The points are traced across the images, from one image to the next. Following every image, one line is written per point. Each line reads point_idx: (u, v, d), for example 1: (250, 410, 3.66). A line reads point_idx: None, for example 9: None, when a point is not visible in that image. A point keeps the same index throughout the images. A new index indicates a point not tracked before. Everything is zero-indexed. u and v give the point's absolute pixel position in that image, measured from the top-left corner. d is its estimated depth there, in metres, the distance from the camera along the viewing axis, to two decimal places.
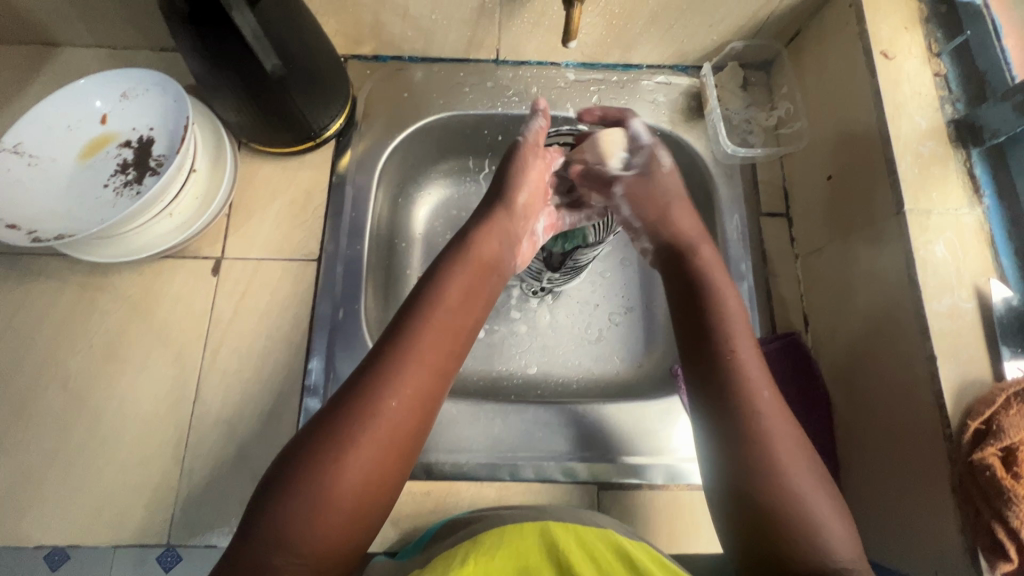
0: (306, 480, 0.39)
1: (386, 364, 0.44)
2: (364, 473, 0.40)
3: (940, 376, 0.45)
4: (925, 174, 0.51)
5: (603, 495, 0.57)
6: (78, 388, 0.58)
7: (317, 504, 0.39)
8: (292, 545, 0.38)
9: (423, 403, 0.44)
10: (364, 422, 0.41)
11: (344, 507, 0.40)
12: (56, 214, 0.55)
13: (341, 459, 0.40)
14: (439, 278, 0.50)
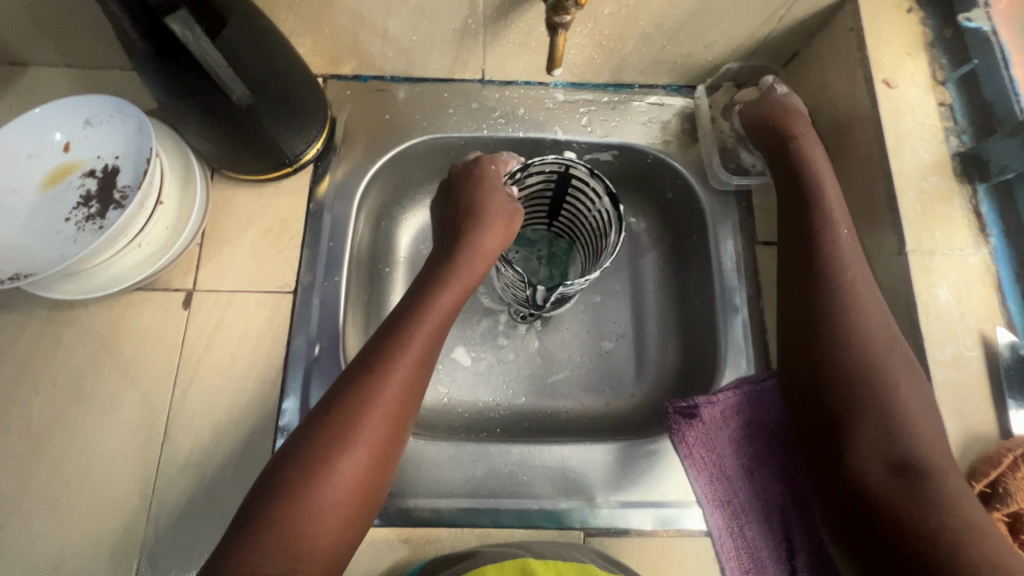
0: (295, 493, 0.41)
1: (366, 384, 0.46)
2: (347, 484, 0.43)
3: (943, 430, 0.43)
4: (929, 211, 0.48)
5: (589, 542, 0.55)
6: (40, 429, 0.55)
7: (302, 518, 0.41)
8: (287, 549, 0.40)
9: (396, 422, 0.47)
10: (348, 440, 0.44)
11: (328, 520, 0.42)
12: (13, 251, 0.52)
13: (326, 474, 0.42)
14: (425, 296, 0.52)
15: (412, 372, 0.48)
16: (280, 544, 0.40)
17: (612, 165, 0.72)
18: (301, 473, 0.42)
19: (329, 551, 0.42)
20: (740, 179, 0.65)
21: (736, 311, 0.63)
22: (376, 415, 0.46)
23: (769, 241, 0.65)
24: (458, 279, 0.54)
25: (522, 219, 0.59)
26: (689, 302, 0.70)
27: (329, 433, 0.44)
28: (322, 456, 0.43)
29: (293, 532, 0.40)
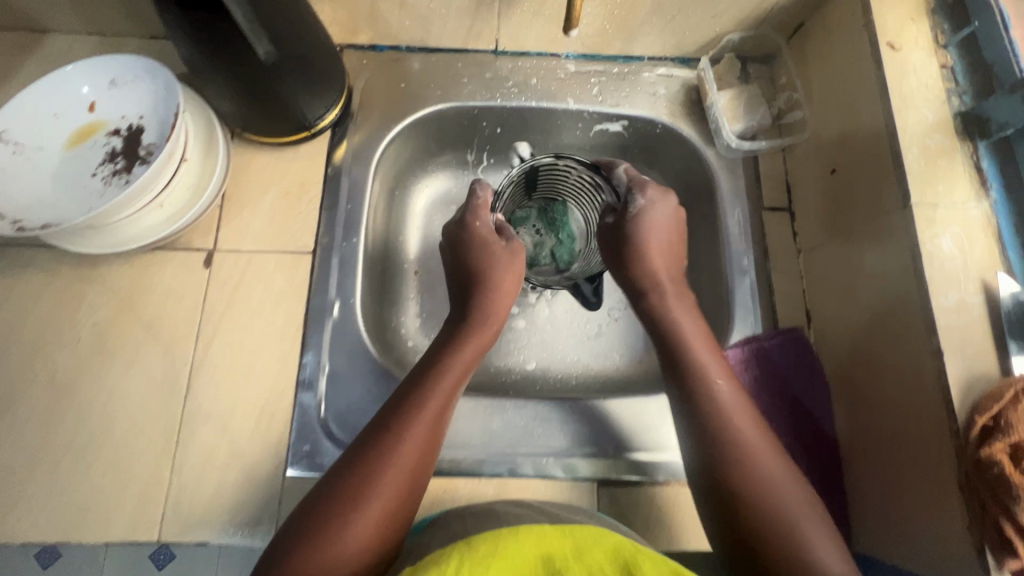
0: (317, 542, 0.39)
1: (392, 424, 0.45)
2: (370, 531, 0.40)
3: (947, 371, 0.45)
4: (932, 166, 0.50)
5: (603, 493, 0.56)
6: (64, 382, 0.56)
7: (324, 567, 0.38)
8: None
9: (424, 462, 0.45)
10: (374, 482, 0.42)
11: (351, 571, 0.39)
12: (41, 204, 0.53)
13: (350, 518, 0.40)
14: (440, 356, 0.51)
15: (438, 411, 0.47)
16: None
17: (621, 135, 0.73)
18: (321, 521, 0.40)
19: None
20: (750, 143, 0.66)
21: (744, 273, 0.64)
22: (405, 456, 0.43)
23: (776, 207, 0.67)
24: (479, 321, 0.54)
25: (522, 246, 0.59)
26: (697, 269, 0.71)
27: (353, 479, 0.42)
28: (345, 501, 0.41)
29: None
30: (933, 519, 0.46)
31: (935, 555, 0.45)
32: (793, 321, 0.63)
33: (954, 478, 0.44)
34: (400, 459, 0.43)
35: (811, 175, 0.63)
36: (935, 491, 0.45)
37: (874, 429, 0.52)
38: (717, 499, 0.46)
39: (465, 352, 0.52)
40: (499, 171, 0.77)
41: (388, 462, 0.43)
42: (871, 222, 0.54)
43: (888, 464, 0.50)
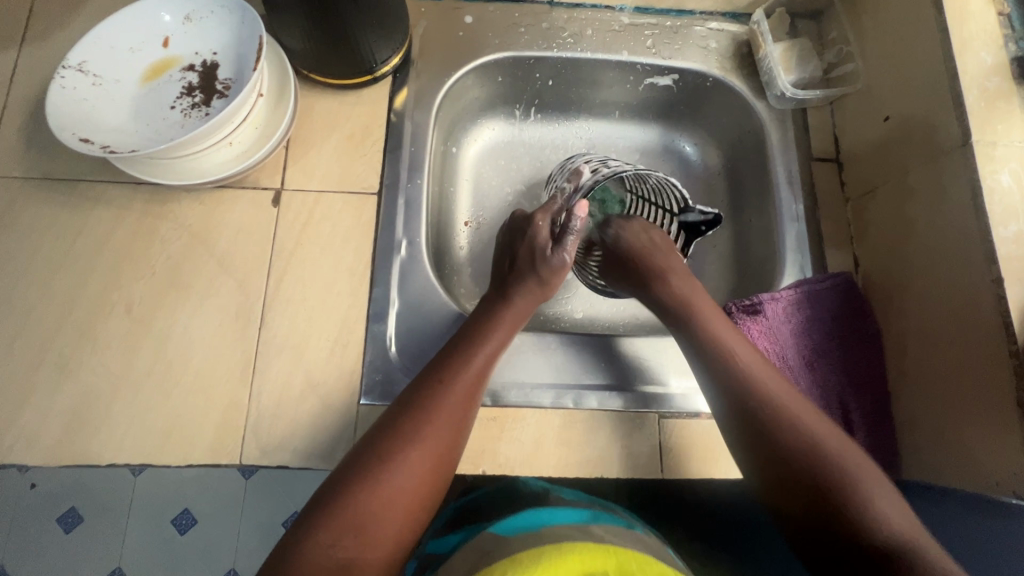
0: (355, 490, 0.42)
1: (428, 391, 0.48)
2: (408, 487, 0.43)
3: (1007, 296, 0.47)
4: (992, 107, 0.52)
5: (664, 423, 0.58)
6: (142, 313, 0.57)
7: (361, 513, 0.41)
8: (345, 543, 0.40)
9: (457, 428, 0.48)
10: (406, 440, 0.45)
11: (388, 520, 0.42)
12: (125, 135, 0.54)
13: (388, 475, 0.43)
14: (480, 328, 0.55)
15: (470, 382, 0.50)
16: (340, 536, 0.40)
17: (670, 90, 0.75)
18: (358, 473, 0.43)
19: (390, 554, 0.42)
20: (803, 93, 0.67)
21: (794, 220, 0.66)
22: (437, 420, 0.47)
23: (824, 158, 0.69)
24: (514, 307, 0.57)
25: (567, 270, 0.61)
26: (744, 220, 0.73)
27: (389, 436, 0.45)
28: (381, 455, 0.44)
29: (354, 527, 0.41)
30: (988, 436, 0.48)
31: (990, 467, 0.48)
32: (842, 266, 0.65)
33: (1011, 395, 0.47)
34: (432, 424, 0.46)
35: (861, 125, 0.65)
36: (992, 410, 0.48)
37: (925, 360, 0.55)
38: (790, 495, 0.45)
39: (499, 333, 0.55)
40: (547, 126, 0.79)
41: (419, 425, 0.46)
42: (927, 163, 0.56)
43: (939, 391, 0.53)
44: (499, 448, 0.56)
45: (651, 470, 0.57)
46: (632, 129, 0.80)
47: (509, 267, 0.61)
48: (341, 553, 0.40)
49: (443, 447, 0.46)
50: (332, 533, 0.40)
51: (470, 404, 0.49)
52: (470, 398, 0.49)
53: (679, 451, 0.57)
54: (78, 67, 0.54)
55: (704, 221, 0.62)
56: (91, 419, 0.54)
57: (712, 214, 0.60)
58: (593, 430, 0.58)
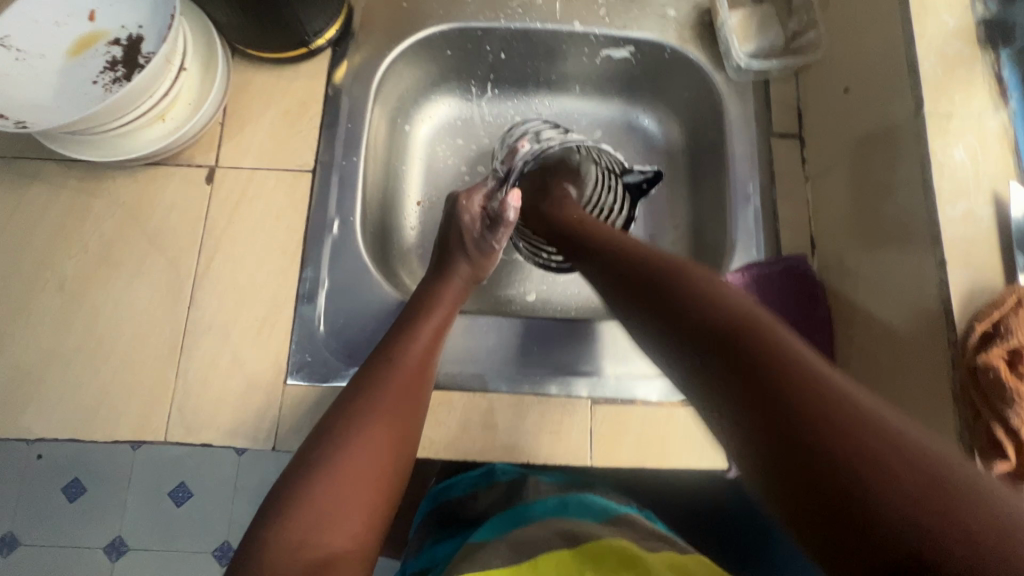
0: (316, 486, 0.40)
1: (378, 374, 0.47)
2: (368, 471, 0.42)
3: (949, 280, 0.44)
4: (950, 75, 0.48)
5: (597, 410, 0.56)
6: (74, 290, 0.58)
7: (325, 508, 0.40)
8: (312, 543, 0.38)
9: (409, 405, 0.47)
10: (360, 423, 0.44)
11: (351, 508, 0.40)
12: (46, 110, 0.53)
13: (346, 461, 0.42)
14: (420, 312, 0.54)
15: (419, 360, 0.50)
16: (305, 536, 0.38)
17: (628, 63, 0.71)
18: (316, 470, 0.41)
19: (362, 541, 0.40)
20: (759, 63, 0.64)
21: (748, 200, 0.63)
22: (391, 398, 0.46)
23: (785, 133, 0.65)
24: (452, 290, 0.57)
25: (496, 252, 0.62)
26: (702, 199, 0.70)
27: (341, 423, 0.44)
28: (338, 443, 0.42)
29: (321, 523, 0.39)
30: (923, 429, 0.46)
31: None
32: (797, 249, 0.61)
33: (948, 388, 0.43)
34: (387, 402, 0.46)
35: (823, 98, 0.61)
36: (929, 403, 0.45)
37: (870, 351, 0.52)
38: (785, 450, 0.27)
39: (444, 311, 0.55)
40: (503, 102, 0.77)
41: (375, 405, 0.45)
42: (882, 137, 0.52)
43: (882, 383, 0.50)
44: (425, 431, 0.55)
45: (580, 456, 0.55)
46: (592, 105, 0.77)
47: (448, 247, 0.61)
48: (309, 554, 0.38)
49: (400, 422, 0.46)
50: (295, 535, 0.38)
51: (423, 378, 0.49)
52: (421, 374, 0.50)
53: (610, 438, 0.56)
54: (0, 42, 0.54)
55: (645, 179, 0.62)
56: (23, 394, 0.55)
57: (653, 172, 0.62)
58: (523, 414, 0.56)
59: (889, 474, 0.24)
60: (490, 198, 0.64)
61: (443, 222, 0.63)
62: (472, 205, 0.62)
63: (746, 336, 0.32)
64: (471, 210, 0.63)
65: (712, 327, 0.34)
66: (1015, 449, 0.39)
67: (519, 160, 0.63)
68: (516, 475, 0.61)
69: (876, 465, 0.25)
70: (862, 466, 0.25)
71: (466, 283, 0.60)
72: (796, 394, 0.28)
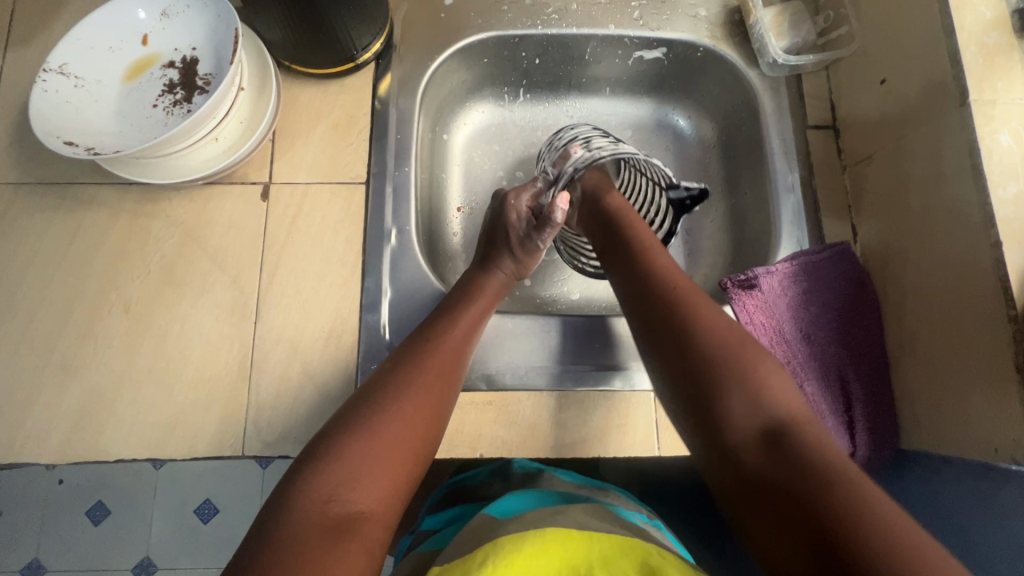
0: (350, 448, 0.43)
1: (417, 352, 0.50)
2: (396, 440, 0.44)
3: (1006, 260, 0.46)
4: (991, 63, 0.50)
5: (660, 402, 0.58)
6: (140, 312, 0.58)
7: (353, 467, 0.42)
8: (339, 499, 0.40)
9: (441, 385, 0.49)
10: (397, 395, 0.46)
11: (379, 471, 0.42)
12: (109, 135, 0.54)
13: (378, 427, 0.44)
14: (457, 301, 0.56)
15: (456, 341, 0.52)
16: (333, 491, 0.41)
17: (659, 63, 0.73)
18: (352, 433, 0.43)
19: (382, 507, 0.42)
20: (796, 59, 0.66)
21: (789, 191, 0.65)
22: (425, 376, 0.49)
23: (820, 125, 0.67)
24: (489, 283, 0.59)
25: (542, 252, 0.63)
26: (738, 193, 0.72)
27: (378, 393, 0.46)
28: (375, 409, 0.45)
29: (347, 480, 0.41)
30: (987, 405, 0.48)
31: (991, 434, 0.48)
32: (840, 237, 0.64)
33: (1010, 362, 0.46)
34: (422, 379, 0.48)
35: (857, 89, 0.63)
36: (992, 379, 0.47)
37: (923, 332, 0.54)
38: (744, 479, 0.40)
39: (482, 301, 0.57)
40: (535, 106, 0.78)
41: (410, 380, 0.48)
42: (923, 126, 0.54)
43: (939, 362, 0.52)
44: (497, 431, 0.57)
45: (647, 447, 0.57)
46: (622, 105, 0.78)
47: (493, 240, 0.62)
48: (335, 509, 0.40)
49: (433, 400, 0.48)
50: (325, 489, 0.40)
51: (457, 360, 0.51)
52: (455, 356, 0.52)
53: (675, 428, 0.57)
54: (58, 70, 0.54)
55: (690, 197, 0.63)
56: (97, 417, 0.56)
57: (696, 189, 0.62)
58: (590, 410, 0.58)
59: (894, 556, 0.32)
60: (537, 199, 0.64)
61: (488, 215, 0.65)
62: (518, 203, 0.63)
63: (780, 430, 0.41)
64: (518, 208, 0.63)
65: (746, 422, 0.42)
66: None
67: (569, 167, 0.63)
68: (533, 468, 0.54)
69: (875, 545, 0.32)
70: (857, 525, 0.33)
71: (508, 279, 0.61)
72: (815, 476, 0.37)
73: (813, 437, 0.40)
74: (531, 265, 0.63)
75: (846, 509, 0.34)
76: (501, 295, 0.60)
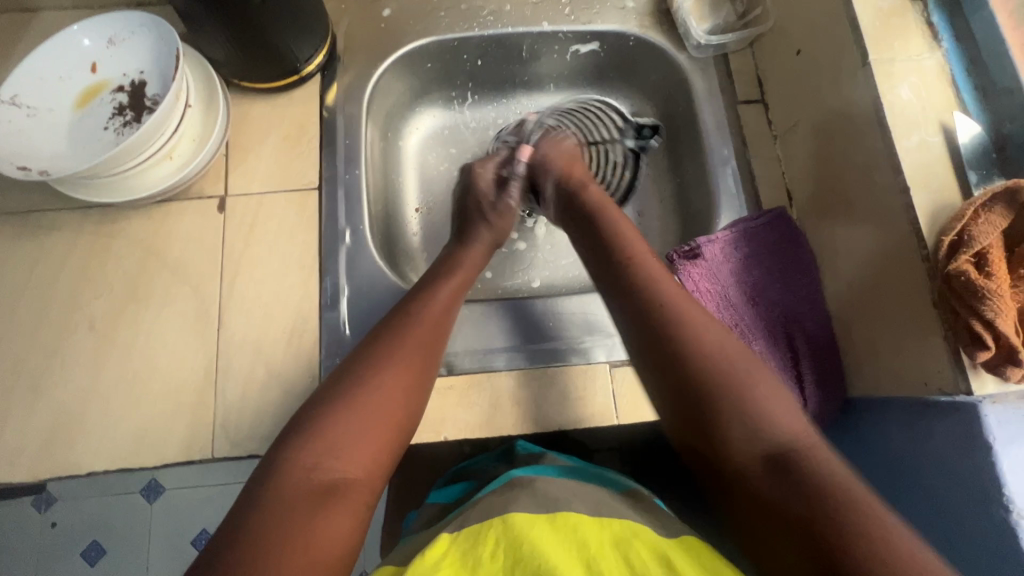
0: (332, 417, 0.44)
1: (399, 324, 0.51)
2: (381, 408, 0.46)
3: (914, 204, 0.49)
4: (886, 25, 0.54)
5: (616, 372, 0.61)
6: (105, 327, 0.60)
7: (337, 437, 0.43)
8: (325, 467, 0.42)
9: (424, 355, 0.50)
10: (377, 366, 0.47)
11: (363, 441, 0.44)
12: (62, 159, 0.56)
13: (362, 397, 0.45)
14: (436, 274, 0.57)
15: (440, 309, 0.53)
16: (318, 459, 0.42)
17: (596, 55, 0.77)
18: (335, 402, 0.45)
19: (368, 474, 0.43)
20: (718, 39, 0.69)
21: (725, 163, 0.68)
22: (408, 345, 0.50)
23: (749, 100, 0.70)
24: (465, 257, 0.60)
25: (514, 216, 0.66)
26: (681, 170, 0.75)
27: (361, 365, 0.47)
28: (356, 381, 0.46)
29: (332, 449, 0.43)
30: (913, 345, 0.50)
31: (918, 370, 0.50)
32: (777, 203, 0.67)
33: (927, 299, 0.48)
34: (404, 349, 0.49)
35: (779, 62, 0.67)
36: (915, 317, 0.50)
37: (859, 283, 0.56)
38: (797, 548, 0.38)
39: (461, 270, 0.58)
40: (483, 105, 0.81)
41: (394, 351, 0.49)
42: (835, 89, 0.58)
43: (870, 311, 0.55)
44: (459, 415, 0.59)
45: (607, 418, 0.59)
46: (567, 98, 0.82)
47: (464, 216, 0.65)
48: (320, 476, 0.42)
49: (415, 368, 0.49)
50: (309, 458, 0.42)
51: (440, 328, 0.52)
52: (438, 325, 0.53)
53: (631, 397, 0.60)
54: (10, 101, 0.56)
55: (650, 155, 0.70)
56: (67, 432, 0.57)
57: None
58: (549, 386, 0.60)
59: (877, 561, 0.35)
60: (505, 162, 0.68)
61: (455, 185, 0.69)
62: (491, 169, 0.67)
63: (782, 457, 0.42)
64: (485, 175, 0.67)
65: (754, 458, 0.43)
66: (994, 339, 0.44)
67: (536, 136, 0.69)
68: (534, 449, 0.58)
69: (867, 555, 0.35)
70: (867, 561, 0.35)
71: (487, 245, 0.63)
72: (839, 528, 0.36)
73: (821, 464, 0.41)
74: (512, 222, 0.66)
75: (841, 540, 0.36)
76: (479, 266, 0.61)
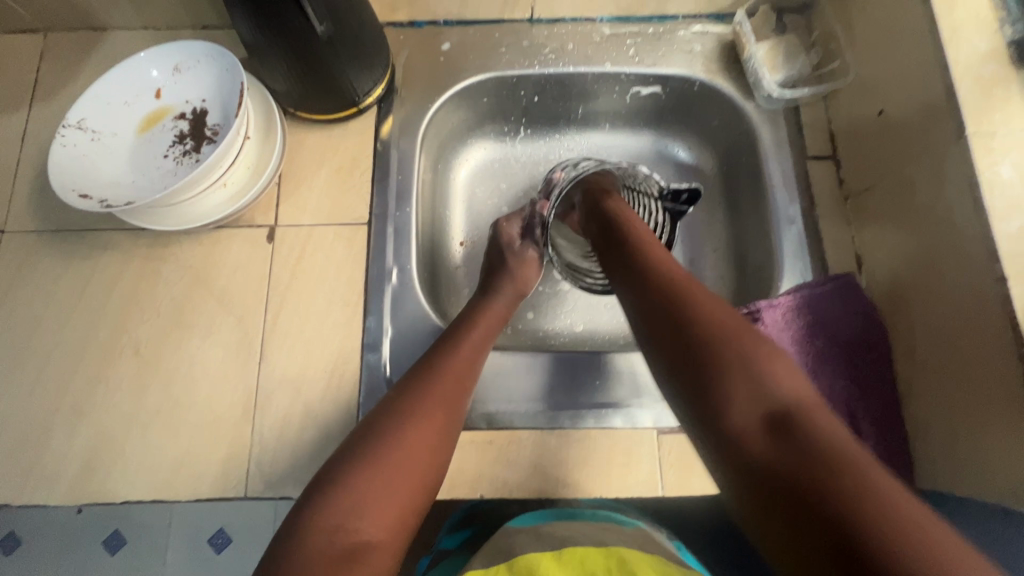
0: (355, 474, 0.42)
1: (422, 377, 0.49)
2: (405, 466, 0.43)
3: (1013, 297, 0.45)
4: (987, 96, 0.49)
5: (663, 439, 0.58)
6: (149, 354, 0.60)
7: (359, 497, 0.41)
8: (346, 530, 0.39)
9: (450, 410, 0.48)
10: (403, 420, 0.45)
11: (387, 500, 0.41)
12: (121, 185, 0.56)
13: (386, 454, 0.43)
14: (458, 326, 0.56)
15: (460, 366, 0.51)
16: (341, 521, 0.40)
17: (658, 97, 0.74)
18: (359, 458, 0.43)
19: (392, 535, 0.41)
20: (791, 93, 0.66)
21: (791, 222, 0.65)
22: (431, 401, 0.47)
23: (819, 156, 0.67)
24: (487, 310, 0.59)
25: (536, 266, 0.66)
26: (741, 221, 0.72)
27: (385, 423, 0.45)
28: (380, 437, 0.44)
29: (355, 509, 0.40)
30: (995, 445, 0.47)
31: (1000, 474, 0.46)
32: (844, 268, 0.63)
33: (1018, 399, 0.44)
34: (428, 406, 0.47)
35: (857, 121, 0.63)
36: (999, 414, 0.46)
37: (939, 360, 0.52)
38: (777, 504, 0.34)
39: (484, 325, 0.57)
40: (535, 140, 0.79)
41: (418, 404, 0.47)
42: (922, 158, 0.54)
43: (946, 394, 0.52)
44: (497, 473, 0.57)
45: (652, 486, 0.56)
46: (623, 137, 0.79)
47: (493, 274, 0.64)
48: (343, 539, 0.39)
49: (439, 425, 0.47)
50: (332, 519, 0.39)
51: (465, 386, 0.51)
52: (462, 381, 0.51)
53: (678, 468, 0.57)
54: (76, 125, 0.57)
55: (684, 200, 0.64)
56: (107, 458, 0.57)
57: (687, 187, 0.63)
58: (591, 448, 0.57)
59: (870, 500, 0.31)
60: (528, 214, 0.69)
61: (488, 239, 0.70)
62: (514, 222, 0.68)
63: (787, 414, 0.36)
64: (510, 229, 0.68)
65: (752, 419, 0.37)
66: None
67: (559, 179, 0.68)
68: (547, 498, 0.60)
69: (846, 488, 0.32)
70: (861, 517, 0.30)
71: (512, 299, 0.62)
72: (821, 491, 0.32)
73: (825, 420, 0.36)
74: (533, 275, 0.65)
75: (848, 509, 0.31)
76: (502, 320, 0.60)
